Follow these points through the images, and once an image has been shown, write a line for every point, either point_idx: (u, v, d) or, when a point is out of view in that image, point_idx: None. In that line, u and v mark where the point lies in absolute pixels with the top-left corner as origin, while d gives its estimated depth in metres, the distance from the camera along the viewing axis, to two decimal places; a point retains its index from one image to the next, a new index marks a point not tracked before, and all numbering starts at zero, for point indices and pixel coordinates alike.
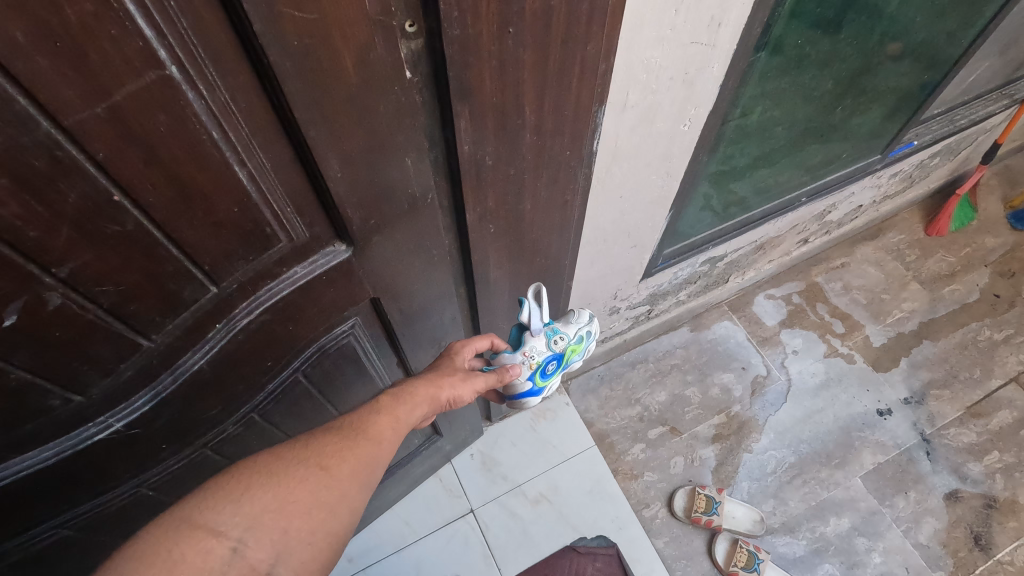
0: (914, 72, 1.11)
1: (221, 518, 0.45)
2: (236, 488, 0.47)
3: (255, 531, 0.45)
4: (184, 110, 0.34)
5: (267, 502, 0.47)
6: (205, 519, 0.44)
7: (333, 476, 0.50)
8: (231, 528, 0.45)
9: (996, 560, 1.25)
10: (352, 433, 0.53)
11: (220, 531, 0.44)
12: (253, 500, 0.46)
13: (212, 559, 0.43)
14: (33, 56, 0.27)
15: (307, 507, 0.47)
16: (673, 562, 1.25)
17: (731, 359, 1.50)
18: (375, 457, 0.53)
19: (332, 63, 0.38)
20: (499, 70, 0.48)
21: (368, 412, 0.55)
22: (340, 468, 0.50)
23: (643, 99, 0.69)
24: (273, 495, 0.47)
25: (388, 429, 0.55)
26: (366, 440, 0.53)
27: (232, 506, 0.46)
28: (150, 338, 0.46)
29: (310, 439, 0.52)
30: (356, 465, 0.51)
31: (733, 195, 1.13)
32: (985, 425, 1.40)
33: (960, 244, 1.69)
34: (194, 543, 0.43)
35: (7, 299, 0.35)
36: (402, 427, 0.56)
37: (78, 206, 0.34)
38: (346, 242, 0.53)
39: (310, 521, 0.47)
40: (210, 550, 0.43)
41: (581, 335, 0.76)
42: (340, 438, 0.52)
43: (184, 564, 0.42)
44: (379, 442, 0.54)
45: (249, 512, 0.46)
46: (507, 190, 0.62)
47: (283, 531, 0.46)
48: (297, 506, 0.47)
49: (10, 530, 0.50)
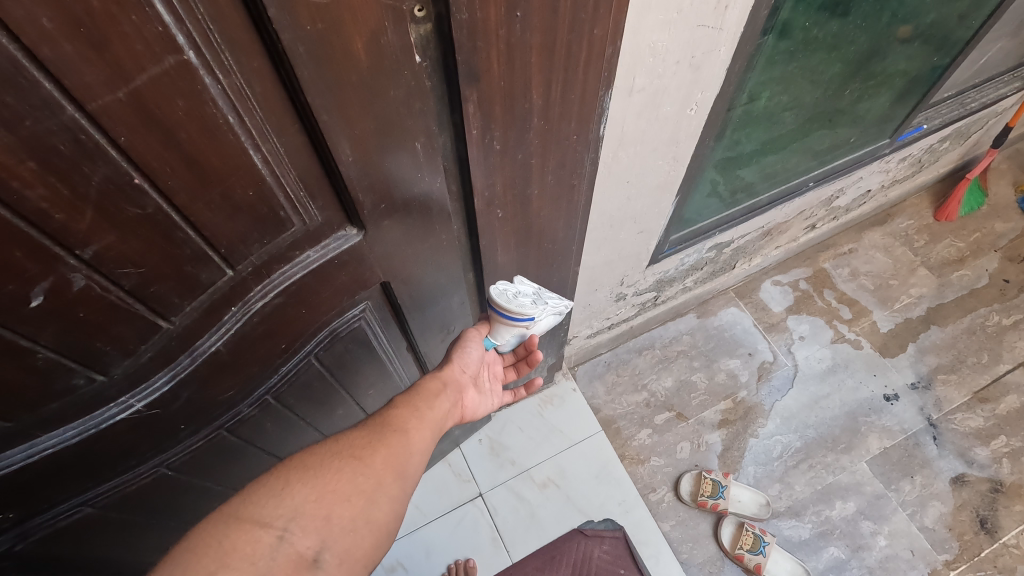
0: (924, 55, 1.10)
1: (266, 512, 0.50)
2: (276, 485, 0.53)
3: (298, 520, 0.51)
4: (201, 94, 0.35)
5: (307, 493, 0.53)
6: (251, 513, 0.50)
7: (368, 465, 0.57)
8: (275, 519, 0.50)
9: (1002, 544, 1.25)
10: (379, 429, 0.61)
11: (266, 523, 0.50)
12: (293, 493, 0.53)
13: (261, 547, 0.48)
14: (59, 41, 0.28)
15: (347, 495, 0.54)
16: (679, 545, 1.27)
17: (738, 345, 1.51)
18: (402, 448, 0.61)
19: (344, 48, 0.38)
20: (506, 53, 0.48)
21: (391, 411, 0.64)
22: (372, 457, 0.58)
23: (649, 83, 0.70)
24: (313, 487, 0.54)
25: (410, 416, 0.64)
26: (393, 433, 0.61)
27: (273, 501, 0.51)
28: (169, 320, 0.47)
29: (340, 440, 0.59)
30: (387, 455, 0.59)
31: (740, 181, 1.13)
32: (992, 410, 1.41)
33: (969, 229, 1.68)
34: (243, 534, 0.48)
35: (33, 281, 0.37)
36: (424, 415, 0.65)
37: (101, 188, 0.35)
38: (357, 226, 0.54)
39: (350, 507, 0.54)
40: (259, 539, 0.49)
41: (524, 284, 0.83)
42: (368, 436, 0.60)
43: (236, 552, 0.47)
44: (405, 431, 0.62)
45: (290, 504, 0.52)
46: (514, 175, 0.63)
47: (327, 518, 0.52)
48: (337, 494, 0.54)
49: (35, 508, 0.51)
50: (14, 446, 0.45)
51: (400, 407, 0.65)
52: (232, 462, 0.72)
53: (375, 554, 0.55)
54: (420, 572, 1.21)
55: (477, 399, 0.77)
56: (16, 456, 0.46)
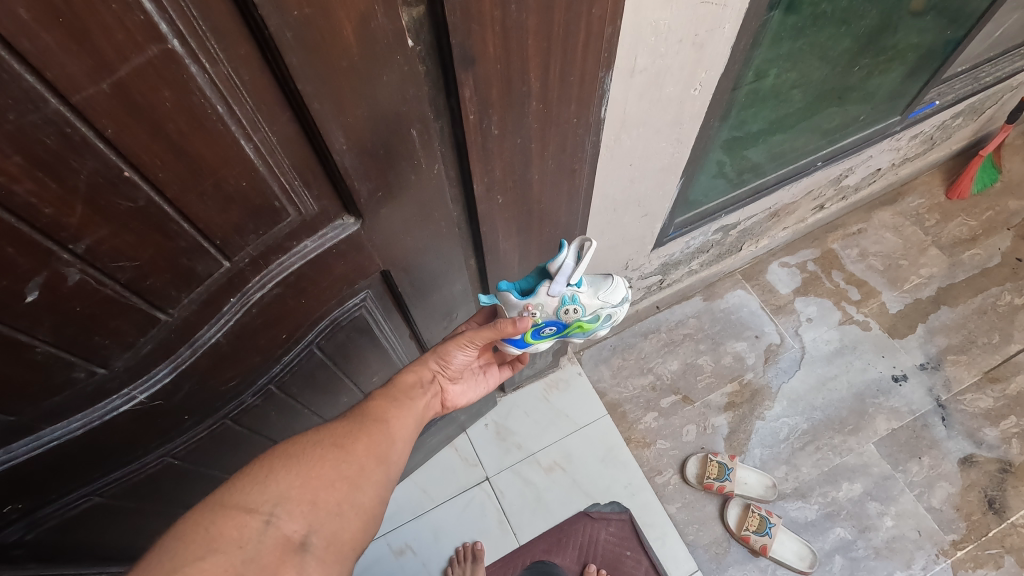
0: (937, 28, 1.07)
1: (253, 498, 0.51)
2: (260, 473, 0.53)
3: (284, 504, 0.52)
4: (188, 85, 0.34)
5: (292, 479, 0.54)
6: (238, 500, 0.51)
7: (350, 452, 0.59)
8: (263, 505, 0.51)
9: (1010, 524, 1.25)
10: (360, 420, 0.63)
11: (253, 508, 0.50)
12: (277, 481, 0.53)
13: (249, 531, 0.49)
14: (39, 33, 0.27)
15: (331, 480, 0.55)
16: (685, 527, 1.27)
17: (744, 327, 1.49)
18: (384, 436, 0.62)
19: (333, 34, 0.38)
20: (503, 35, 0.47)
21: (372, 402, 0.66)
22: (354, 445, 0.59)
23: (652, 63, 0.68)
24: (296, 473, 0.54)
25: (389, 406, 0.66)
26: (374, 423, 0.63)
27: (259, 488, 0.52)
28: (167, 312, 0.47)
29: (323, 430, 0.60)
30: (368, 443, 0.60)
31: (746, 162, 1.11)
32: (1002, 390, 1.39)
33: (982, 207, 1.64)
34: (230, 520, 0.49)
35: (26, 275, 0.36)
36: (405, 403, 0.67)
37: (91, 182, 0.35)
38: (353, 215, 0.54)
39: (335, 492, 0.55)
40: (246, 524, 0.49)
41: (597, 314, 0.67)
42: (349, 425, 0.62)
43: (223, 537, 0.48)
44: (386, 420, 0.64)
45: (276, 490, 0.52)
46: (514, 160, 0.62)
47: (312, 502, 0.53)
48: (322, 480, 0.55)
49: (42, 498, 0.52)
50: (18, 440, 0.45)
51: (379, 397, 0.67)
52: (238, 448, 0.72)
53: (362, 538, 0.56)
54: (428, 555, 1.23)
55: (458, 388, 0.78)
56: (21, 448, 0.46)
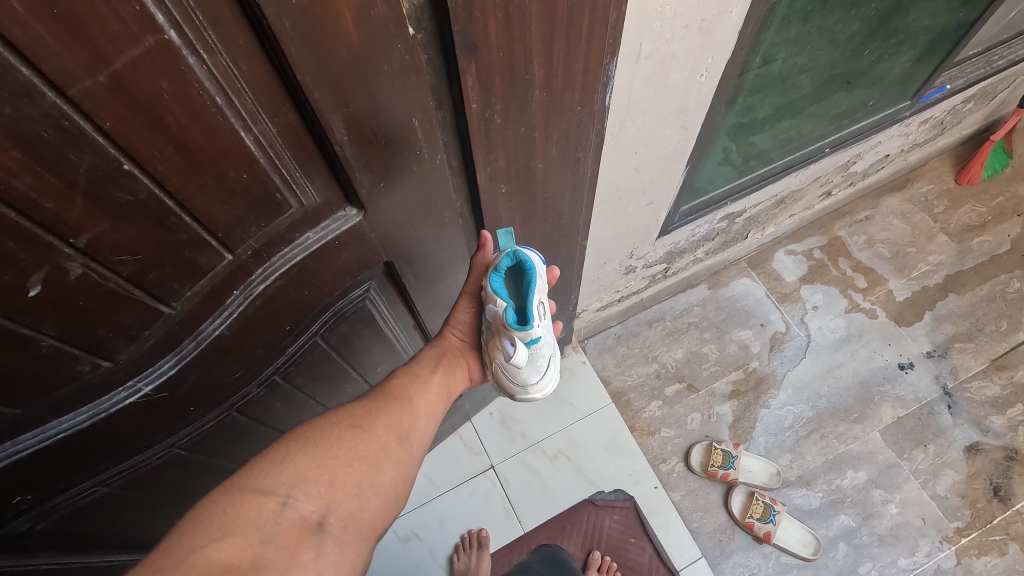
0: (950, 9, 1.04)
1: (270, 481, 0.51)
2: (277, 457, 0.54)
3: (301, 486, 0.52)
4: (186, 76, 0.34)
5: (309, 461, 0.55)
6: (255, 483, 0.51)
7: (369, 432, 0.60)
8: (279, 487, 0.51)
9: (1015, 511, 1.25)
10: (378, 402, 0.64)
11: (269, 490, 0.51)
12: (294, 463, 0.54)
13: (265, 512, 0.49)
14: (32, 25, 0.27)
15: (350, 461, 0.57)
16: (689, 514, 1.28)
17: (750, 315, 1.49)
18: (405, 415, 0.65)
19: (333, 24, 0.37)
20: (505, 21, 0.46)
21: (393, 382, 0.69)
22: (373, 425, 0.61)
23: (656, 49, 0.67)
24: (314, 455, 0.55)
25: (411, 385, 0.68)
26: (395, 402, 0.65)
27: (275, 471, 0.52)
28: (170, 305, 0.47)
29: (342, 412, 0.62)
30: (387, 423, 0.62)
31: (753, 148, 1.09)
32: (1010, 378, 1.38)
33: (992, 193, 1.62)
34: (247, 502, 0.49)
35: (29, 270, 0.36)
36: (427, 383, 0.70)
37: (89, 175, 0.34)
38: (356, 206, 0.53)
39: (354, 473, 0.56)
40: (263, 506, 0.49)
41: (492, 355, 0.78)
42: (368, 406, 0.63)
43: (241, 518, 0.48)
44: (407, 400, 0.66)
45: (293, 472, 0.53)
46: (517, 149, 0.61)
47: (330, 483, 0.54)
48: (339, 460, 0.56)
49: (50, 490, 0.52)
50: (24, 432, 0.46)
51: (401, 377, 0.70)
52: (244, 439, 0.73)
53: (382, 517, 0.57)
54: (434, 542, 1.24)
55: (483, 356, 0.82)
56: (29, 440, 0.46)
